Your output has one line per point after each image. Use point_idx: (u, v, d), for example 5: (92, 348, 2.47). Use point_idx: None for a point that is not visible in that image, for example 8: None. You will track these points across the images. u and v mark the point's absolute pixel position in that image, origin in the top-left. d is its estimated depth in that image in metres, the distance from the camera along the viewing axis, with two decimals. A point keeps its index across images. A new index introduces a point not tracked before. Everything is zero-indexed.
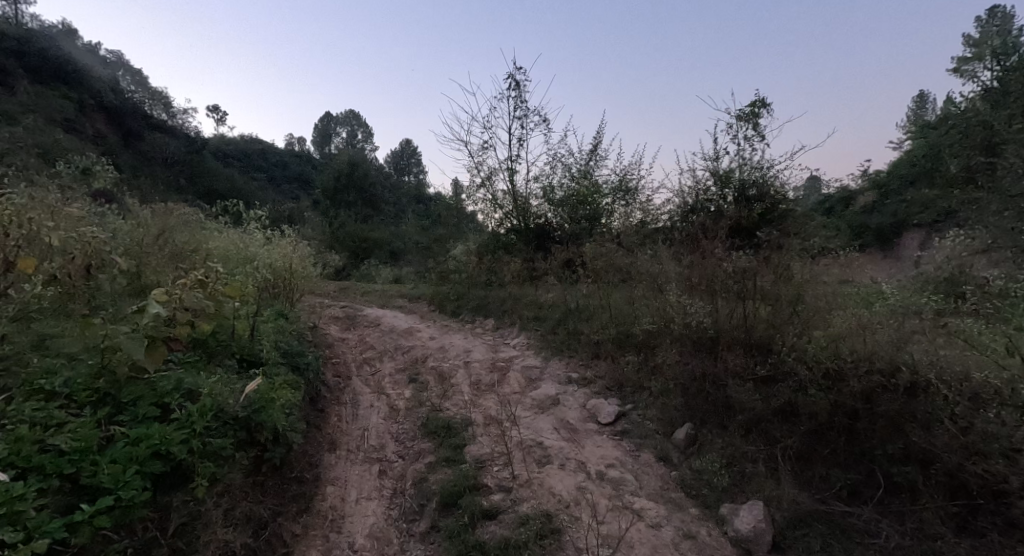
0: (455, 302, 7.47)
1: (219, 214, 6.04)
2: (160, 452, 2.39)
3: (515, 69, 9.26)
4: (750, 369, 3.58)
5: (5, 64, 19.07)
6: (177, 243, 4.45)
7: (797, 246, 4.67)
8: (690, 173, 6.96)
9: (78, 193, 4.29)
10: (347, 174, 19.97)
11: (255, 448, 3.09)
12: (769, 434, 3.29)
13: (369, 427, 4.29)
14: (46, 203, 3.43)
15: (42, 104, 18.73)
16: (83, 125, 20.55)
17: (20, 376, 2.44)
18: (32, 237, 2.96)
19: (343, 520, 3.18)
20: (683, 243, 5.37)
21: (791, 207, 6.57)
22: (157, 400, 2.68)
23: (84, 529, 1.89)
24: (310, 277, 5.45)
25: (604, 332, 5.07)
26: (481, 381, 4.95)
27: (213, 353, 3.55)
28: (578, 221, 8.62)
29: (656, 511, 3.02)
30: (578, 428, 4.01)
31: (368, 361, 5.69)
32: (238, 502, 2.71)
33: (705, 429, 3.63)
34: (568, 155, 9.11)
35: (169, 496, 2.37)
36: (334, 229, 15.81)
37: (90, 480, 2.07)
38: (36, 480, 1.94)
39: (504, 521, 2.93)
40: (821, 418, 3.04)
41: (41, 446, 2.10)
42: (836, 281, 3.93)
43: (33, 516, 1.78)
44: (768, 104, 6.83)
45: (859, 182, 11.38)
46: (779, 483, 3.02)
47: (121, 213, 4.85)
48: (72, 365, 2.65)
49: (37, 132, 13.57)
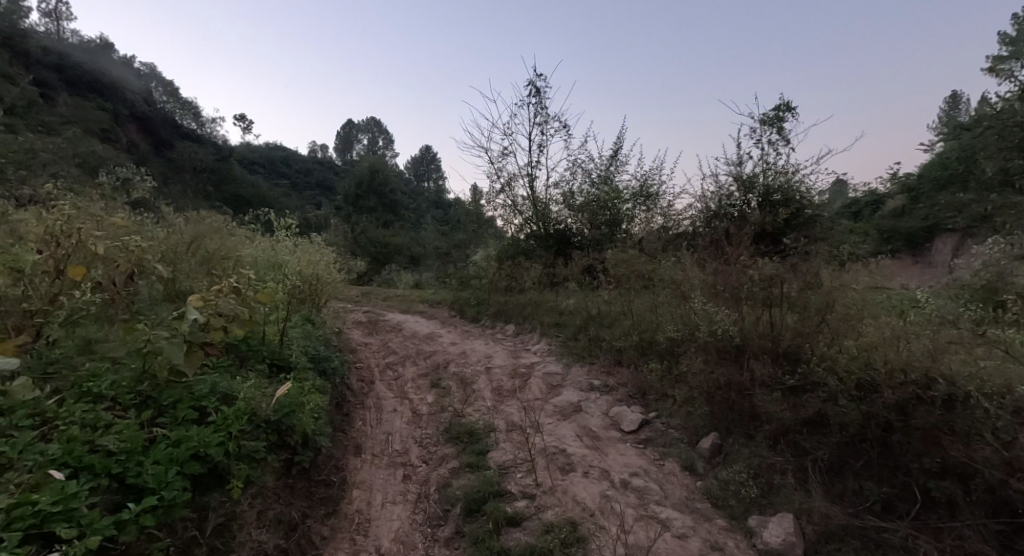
0: (476, 307, 7.53)
1: (250, 222, 6.22)
2: (199, 454, 2.48)
3: (536, 75, 9.34)
4: (778, 378, 3.53)
5: (48, 77, 20.01)
6: (211, 250, 4.60)
7: (826, 254, 4.58)
8: (713, 178, 6.90)
9: (119, 203, 4.48)
10: (368, 180, 20.32)
11: (286, 451, 3.17)
12: (798, 445, 3.23)
13: (393, 432, 4.34)
14: (91, 213, 3.59)
15: (80, 114, 19.51)
16: (117, 135, 21.38)
17: (70, 379, 2.57)
18: (80, 246, 3.10)
19: (370, 524, 3.22)
20: (707, 251, 5.32)
21: (817, 212, 6.45)
22: (195, 403, 2.78)
23: (131, 528, 1.97)
24: (336, 283, 5.56)
25: (626, 340, 5.05)
26: (502, 386, 4.98)
27: (245, 358, 3.66)
28: (598, 226, 8.60)
29: (682, 521, 2.98)
30: (601, 436, 4.00)
31: (390, 365, 5.77)
32: (271, 504, 2.78)
33: (730, 438, 3.58)
34: (588, 160, 9.10)
35: (206, 496, 2.45)
36: (355, 235, 16.12)
37: (136, 480, 2.16)
38: (87, 479, 2.03)
39: (529, 528, 2.94)
40: (853, 429, 2.98)
41: (91, 446, 2.20)
42: (867, 289, 3.85)
43: (85, 514, 1.86)
44: (793, 108, 6.74)
45: (886, 185, 11.12)
46: (809, 496, 2.96)
47: (158, 222, 5.02)
48: (116, 369, 2.76)
49: (78, 143, 14.19)
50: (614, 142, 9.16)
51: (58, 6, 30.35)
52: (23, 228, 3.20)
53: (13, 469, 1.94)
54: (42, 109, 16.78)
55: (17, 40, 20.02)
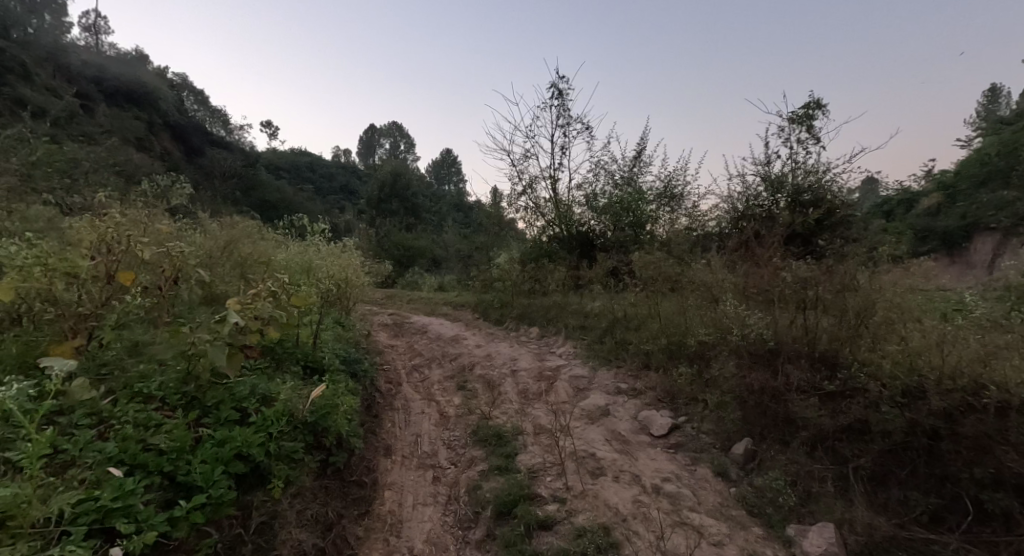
0: (500, 310, 7.55)
1: (283, 228, 6.38)
2: (242, 453, 2.55)
3: (558, 77, 9.39)
4: (816, 383, 3.49)
5: (88, 88, 20.87)
6: (246, 257, 4.77)
7: (862, 256, 4.46)
8: (740, 178, 6.80)
9: (160, 209, 4.64)
10: (391, 184, 20.57)
11: (321, 452, 3.26)
12: (837, 452, 3.17)
13: (421, 433, 4.38)
14: (138, 221, 3.75)
15: (119, 123, 20.25)
16: (152, 143, 22.13)
17: (121, 380, 2.71)
18: (126, 251, 3.22)
19: (402, 524, 3.24)
20: (736, 253, 5.26)
21: (849, 212, 6.27)
22: (236, 404, 2.86)
23: (183, 524, 2.08)
24: (364, 286, 5.64)
25: (654, 343, 5.01)
26: (528, 389, 4.99)
27: (280, 361, 3.76)
28: (622, 228, 8.54)
29: (718, 528, 2.91)
30: (629, 440, 3.96)
31: (417, 368, 5.82)
32: (309, 504, 2.84)
33: (765, 444, 3.50)
34: (611, 162, 9.09)
35: (250, 495, 2.52)
36: (379, 238, 16.35)
37: (185, 478, 2.25)
38: (142, 476, 2.14)
39: (561, 532, 2.92)
40: (897, 437, 2.90)
41: (144, 445, 2.31)
42: (907, 291, 3.75)
43: (142, 510, 1.98)
44: (823, 104, 6.59)
45: (921, 183, 10.66)
46: (850, 506, 2.88)
47: (196, 228, 5.18)
48: (163, 371, 2.89)
49: (116, 152, 14.69)
50: (637, 143, 9.11)
51: (97, 21, 31.55)
52: (77, 235, 3.37)
53: (77, 465, 2.07)
54: (83, 120, 17.49)
55: (60, 55, 20.99)
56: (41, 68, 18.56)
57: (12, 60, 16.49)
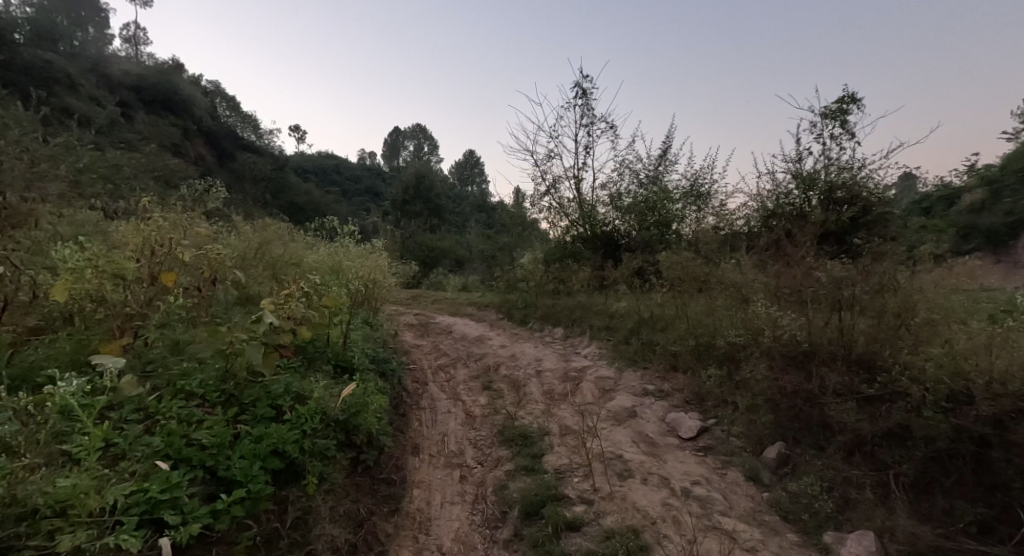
0: (524, 311, 7.55)
1: (314, 230, 6.56)
2: (278, 450, 2.63)
3: (582, 77, 9.35)
4: (853, 387, 3.39)
5: (128, 97, 21.83)
6: (278, 260, 4.92)
7: (902, 255, 4.30)
8: (770, 176, 6.64)
9: (197, 213, 4.82)
10: (414, 186, 20.79)
11: (352, 450, 3.34)
12: (876, 458, 3.09)
13: (448, 432, 4.43)
14: (178, 224, 3.91)
15: (156, 130, 21.08)
16: (187, 148, 22.96)
17: (165, 377, 2.84)
18: (168, 254, 3.38)
19: (431, 522, 3.27)
20: (767, 254, 5.15)
21: (886, 209, 6.04)
22: (272, 402, 2.96)
23: (224, 517, 2.17)
24: (390, 286, 5.73)
25: (682, 344, 4.94)
26: (554, 389, 4.99)
27: (312, 359, 3.87)
28: (647, 228, 8.45)
29: (751, 533, 2.84)
30: (657, 442, 3.91)
31: (442, 367, 5.88)
32: (341, 500, 2.89)
33: (799, 449, 3.41)
34: (635, 161, 9.00)
35: (285, 491, 2.60)
36: (404, 238, 16.58)
37: (225, 472, 2.34)
38: (186, 471, 2.24)
39: (589, 533, 2.91)
40: (940, 443, 2.79)
41: (188, 440, 2.41)
42: (950, 291, 3.60)
43: (186, 502, 2.08)
44: (858, 98, 6.37)
45: (963, 178, 10.17)
46: (891, 513, 2.79)
47: (231, 230, 5.36)
48: (203, 368, 3.02)
49: (153, 158, 15.26)
50: (662, 141, 9.01)
51: (137, 32, 32.96)
52: (123, 238, 3.55)
53: (126, 458, 2.19)
54: (124, 127, 18.27)
55: (102, 66, 22.02)
56: (86, 78, 19.52)
57: (60, 72, 17.41)
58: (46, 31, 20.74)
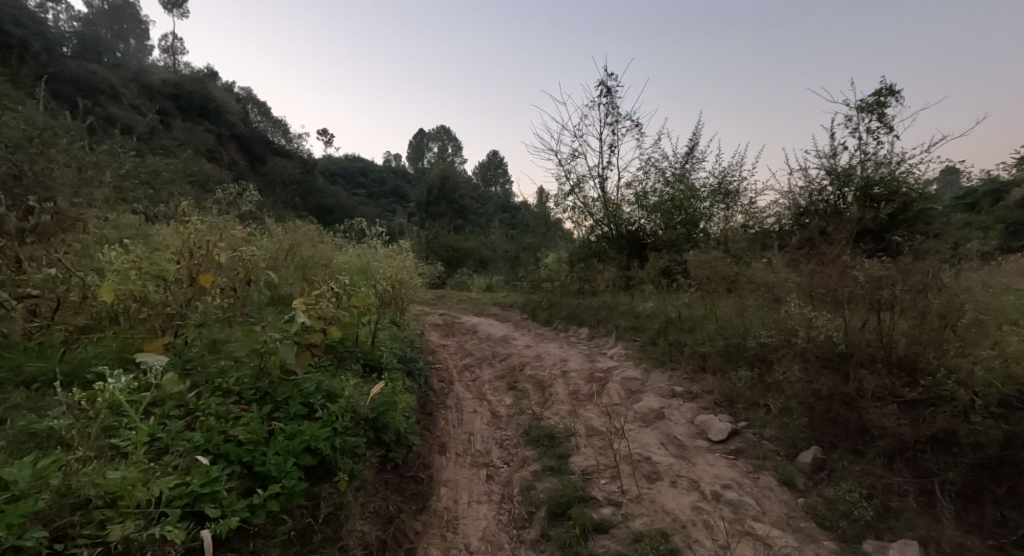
0: (549, 311, 7.53)
1: (343, 231, 6.70)
2: (311, 447, 2.70)
3: (607, 76, 9.27)
4: (894, 391, 3.27)
5: (165, 106, 22.76)
6: (308, 262, 5.06)
7: (945, 253, 4.11)
8: (802, 172, 6.44)
9: (232, 216, 4.99)
10: (438, 187, 20.94)
11: (382, 448, 3.40)
12: (920, 464, 2.96)
13: (474, 432, 4.44)
14: (215, 227, 4.06)
15: (191, 136, 21.90)
16: (221, 154, 23.76)
17: (203, 375, 2.95)
18: (206, 256, 3.54)
19: (458, 521, 3.28)
20: (799, 253, 5.01)
21: (928, 205, 5.78)
22: (304, 400, 3.04)
23: (261, 511, 2.24)
24: (417, 287, 5.80)
25: (711, 345, 4.85)
26: (580, 390, 4.96)
27: (342, 358, 3.96)
28: (673, 227, 8.30)
29: (785, 540, 2.73)
30: (686, 445, 3.84)
31: (468, 367, 5.92)
32: (371, 497, 2.94)
33: (836, 453, 3.27)
34: (661, 159, 8.88)
35: (318, 487, 2.67)
36: (429, 239, 16.75)
37: (262, 468, 2.42)
38: (224, 465, 2.32)
39: (617, 536, 2.88)
40: (991, 451, 2.70)
41: (225, 436, 2.50)
42: (999, 292, 3.43)
43: (225, 496, 2.15)
44: (896, 90, 6.12)
45: (1012, 172, 9.61)
46: (937, 523, 2.67)
47: (263, 233, 5.52)
48: (239, 366, 3.13)
49: (190, 163, 15.85)
50: (689, 138, 8.85)
51: (175, 43, 34.32)
52: (164, 240, 3.71)
53: (169, 453, 2.29)
54: (162, 134, 19.04)
55: (142, 76, 23.03)
56: (126, 88, 20.38)
57: (104, 83, 18.29)
58: (91, 43, 21.82)
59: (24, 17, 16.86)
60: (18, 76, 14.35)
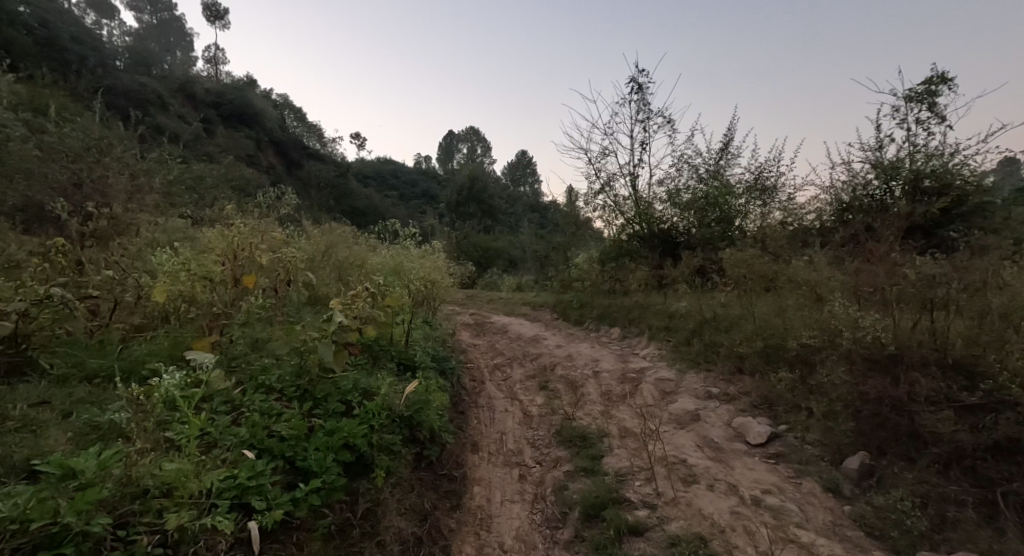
0: (579, 310, 7.48)
1: (377, 232, 6.84)
2: (349, 443, 2.77)
3: (638, 72, 9.15)
4: (950, 395, 3.09)
5: (208, 114, 23.79)
6: (344, 264, 5.20)
7: (1005, 250, 3.86)
8: (845, 165, 6.18)
9: (272, 219, 5.17)
10: (468, 188, 21.05)
11: (416, 446, 3.46)
12: (979, 473, 2.80)
13: (506, 431, 4.45)
14: (257, 229, 4.23)
15: (232, 143, 22.83)
16: (260, 159, 24.68)
17: (248, 372, 3.07)
18: (249, 258, 3.72)
19: (491, 520, 3.30)
20: (842, 250, 4.81)
21: (985, 199, 5.44)
22: (342, 397, 3.12)
23: (303, 505, 2.32)
24: (448, 287, 5.86)
25: (748, 346, 4.71)
26: (612, 390, 4.91)
27: (378, 356, 4.05)
28: (708, 224, 8.09)
29: (832, 548, 2.62)
30: (723, 448, 3.74)
31: (499, 367, 5.95)
32: (407, 494, 3.00)
33: (885, 460, 3.12)
34: (695, 155, 8.71)
35: (356, 482, 2.73)
36: (459, 239, 16.89)
37: (303, 463, 2.50)
38: (269, 460, 2.42)
39: (653, 539, 2.83)
40: None
41: (269, 431, 2.61)
42: None
43: (270, 490, 2.25)
44: (948, 78, 5.79)
45: None
46: (999, 537, 2.51)
47: (302, 235, 5.70)
48: (281, 364, 3.24)
49: (232, 168, 16.53)
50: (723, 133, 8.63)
51: (216, 53, 35.85)
52: (210, 243, 3.89)
53: (218, 446, 2.40)
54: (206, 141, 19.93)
55: (186, 86, 24.16)
56: (173, 98, 21.43)
57: (153, 93, 19.30)
58: (140, 56, 23.01)
59: (82, 34, 17.99)
60: (77, 89, 15.30)
